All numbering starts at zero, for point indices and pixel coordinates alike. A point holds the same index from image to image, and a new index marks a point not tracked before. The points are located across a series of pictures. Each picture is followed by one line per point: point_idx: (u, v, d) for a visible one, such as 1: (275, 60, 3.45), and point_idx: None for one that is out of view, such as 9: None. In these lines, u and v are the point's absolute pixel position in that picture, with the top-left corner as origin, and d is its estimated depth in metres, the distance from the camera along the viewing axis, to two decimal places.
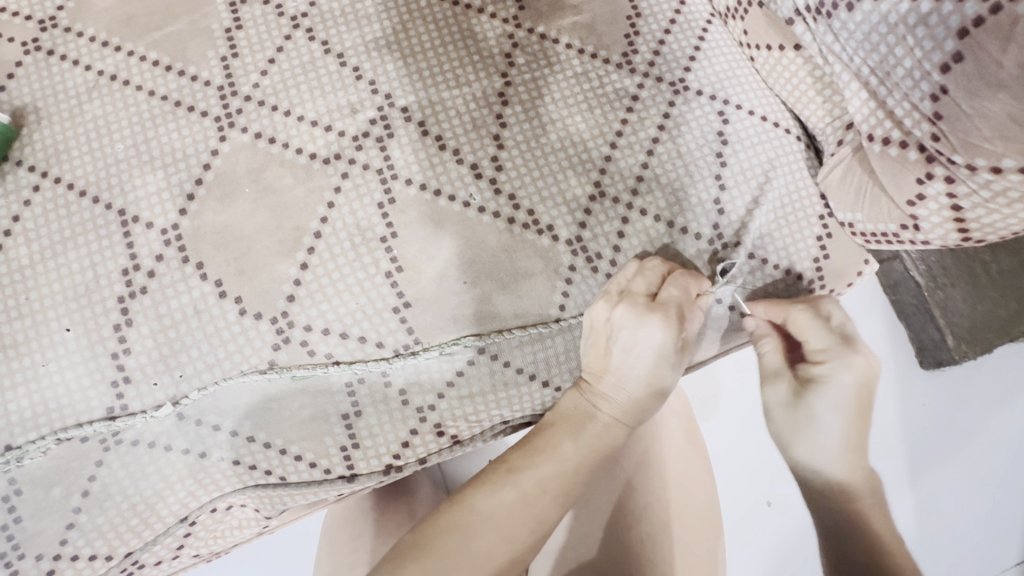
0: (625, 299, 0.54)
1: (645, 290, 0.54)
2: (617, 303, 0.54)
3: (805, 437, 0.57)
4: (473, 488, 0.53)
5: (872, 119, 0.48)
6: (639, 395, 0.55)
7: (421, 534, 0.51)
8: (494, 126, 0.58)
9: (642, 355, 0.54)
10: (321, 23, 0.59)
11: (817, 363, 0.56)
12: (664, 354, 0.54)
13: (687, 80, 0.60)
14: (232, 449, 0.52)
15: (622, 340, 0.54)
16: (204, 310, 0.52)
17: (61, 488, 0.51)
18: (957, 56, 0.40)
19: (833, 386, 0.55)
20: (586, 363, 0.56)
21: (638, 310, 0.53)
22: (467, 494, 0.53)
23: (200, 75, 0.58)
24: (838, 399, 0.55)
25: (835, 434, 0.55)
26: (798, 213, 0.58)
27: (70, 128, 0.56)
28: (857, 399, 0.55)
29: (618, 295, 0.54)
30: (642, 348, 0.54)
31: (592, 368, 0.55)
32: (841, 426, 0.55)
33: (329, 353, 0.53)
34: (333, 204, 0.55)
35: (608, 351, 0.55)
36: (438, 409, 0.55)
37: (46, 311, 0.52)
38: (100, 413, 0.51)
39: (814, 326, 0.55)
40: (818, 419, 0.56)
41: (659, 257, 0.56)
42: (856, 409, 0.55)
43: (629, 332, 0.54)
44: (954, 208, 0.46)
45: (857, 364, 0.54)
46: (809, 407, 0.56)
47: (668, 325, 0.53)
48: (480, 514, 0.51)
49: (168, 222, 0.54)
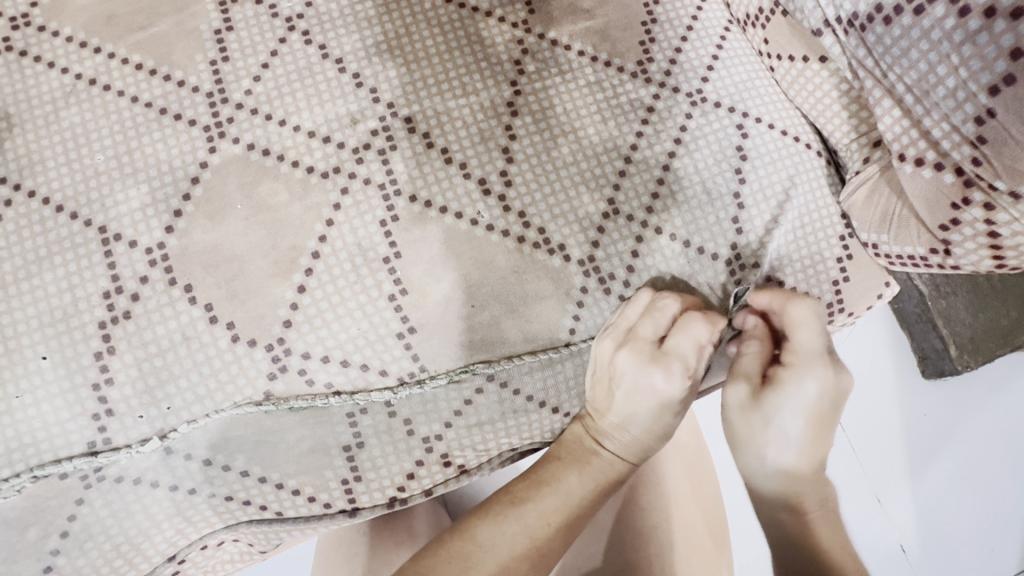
0: (632, 342, 0.52)
1: (653, 334, 0.52)
2: (623, 345, 0.53)
3: (760, 444, 0.54)
4: (478, 519, 0.51)
5: (905, 138, 0.45)
6: (642, 437, 0.55)
7: (422, 566, 0.49)
8: (503, 139, 0.55)
9: (647, 401, 0.53)
10: (318, 25, 0.55)
11: (785, 367, 0.54)
12: (668, 403, 0.53)
13: (705, 91, 0.57)
14: (224, 485, 0.49)
15: (625, 385, 0.53)
16: (193, 336, 0.49)
17: (37, 529, 0.47)
18: (1008, 78, 0.37)
19: (797, 394, 0.53)
20: (592, 398, 0.55)
21: (644, 356, 0.52)
22: (471, 523, 0.51)
23: (187, 80, 0.53)
24: (801, 406, 0.53)
25: (790, 445, 0.53)
26: (818, 233, 0.56)
27: (46, 137, 0.52)
28: (818, 410, 0.53)
29: (626, 335, 0.53)
30: (644, 395, 0.53)
31: (597, 404, 0.54)
32: (798, 433, 0.53)
33: (329, 382, 0.50)
34: (332, 221, 0.51)
35: (612, 392, 0.54)
36: (445, 439, 0.52)
37: (20, 338, 0.48)
38: (81, 448, 0.47)
39: (812, 324, 0.52)
40: (773, 424, 0.54)
41: (671, 292, 0.53)
42: (813, 423, 0.53)
43: (632, 378, 0.53)
44: (992, 234, 0.44)
45: (826, 379, 0.53)
46: (766, 412, 0.54)
47: (669, 376, 0.52)
48: (484, 545, 0.49)
49: (154, 241, 0.50)
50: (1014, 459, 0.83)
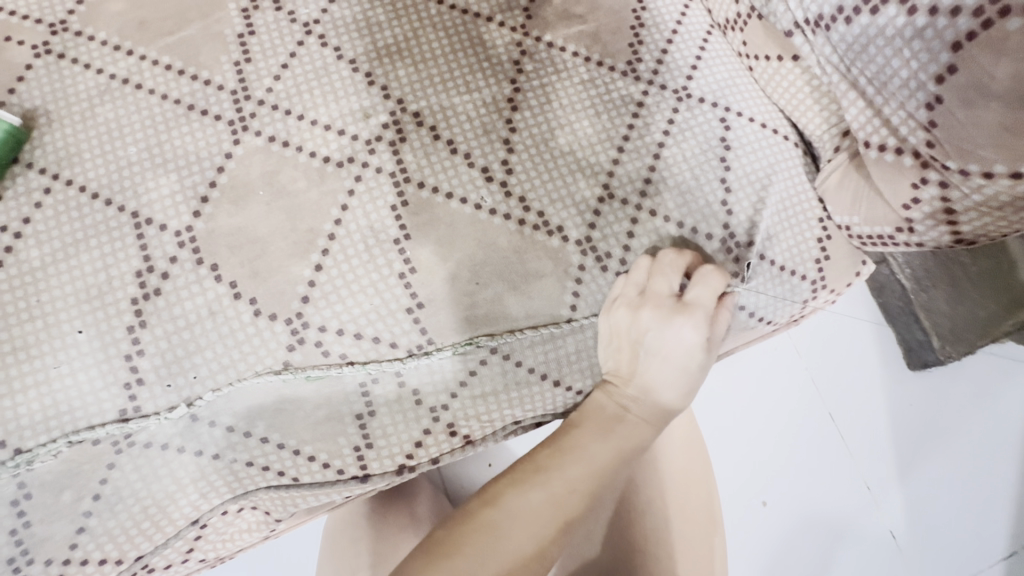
0: (652, 301, 0.56)
1: (671, 292, 0.56)
2: (643, 307, 0.56)
3: None
4: (505, 488, 0.53)
5: (869, 127, 0.50)
6: (661, 395, 0.57)
7: (452, 534, 0.50)
8: (504, 131, 0.60)
9: (669, 356, 0.57)
10: (334, 29, 0.60)
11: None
12: (690, 356, 0.57)
13: (690, 88, 0.62)
14: (245, 451, 0.53)
15: (649, 342, 0.57)
16: (219, 311, 0.53)
17: (71, 492, 0.50)
18: (951, 68, 0.42)
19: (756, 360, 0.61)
20: (612, 364, 0.58)
21: (666, 313, 0.56)
22: (499, 493, 0.53)
23: (213, 79, 0.58)
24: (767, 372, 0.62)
25: None
26: (799, 214, 0.60)
27: (82, 131, 0.56)
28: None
29: (640, 297, 0.56)
30: (667, 350, 0.57)
31: (618, 368, 0.58)
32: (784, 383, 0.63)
33: (344, 354, 0.54)
34: (347, 206, 0.56)
35: (635, 353, 0.57)
36: (451, 408, 0.55)
37: (58, 314, 0.52)
38: (113, 415, 0.51)
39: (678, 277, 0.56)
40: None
41: (673, 250, 0.57)
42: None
43: (656, 334, 0.56)
44: (948, 211, 0.48)
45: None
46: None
47: (696, 327, 0.56)
48: (509, 513, 0.51)
49: (182, 224, 0.54)
50: (1004, 457, 0.86)
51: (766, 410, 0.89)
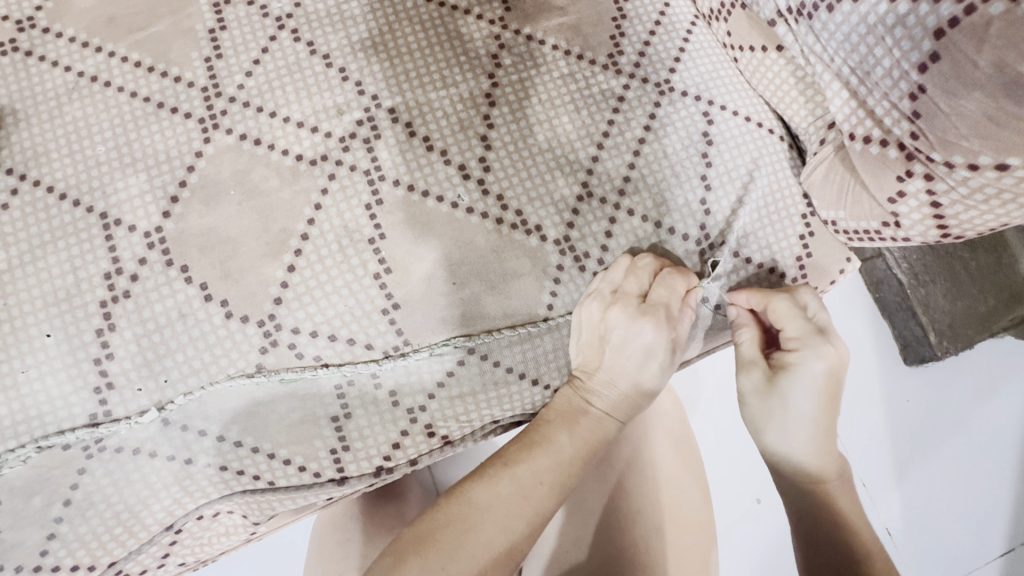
0: (619, 300, 0.55)
1: (637, 290, 0.55)
2: (610, 305, 0.55)
3: (776, 424, 0.57)
4: (474, 482, 0.54)
5: (853, 118, 0.49)
6: (628, 392, 0.57)
7: (422, 528, 0.52)
8: (481, 127, 0.58)
9: (634, 355, 0.57)
10: (307, 24, 0.59)
11: (790, 351, 0.56)
12: (653, 355, 0.56)
13: (672, 81, 0.61)
14: (219, 455, 0.52)
15: (615, 340, 0.56)
16: (189, 314, 0.52)
17: (41, 497, 0.50)
18: (934, 56, 0.41)
19: (803, 373, 0.55)
20: (580, 361, 0.58)
21: (631, 312, 0.55)
22: (466, 487, 0.54)
23: (183, 76, 0.57)
24: (810, 384, 0.55)
25: (805, 425, 0.56)
26: (781, 212, 0.59)
27: (50, 130, 0.55)
28: (828, 387, 0.55)
29: (611, 296, 0.56)
30: (632, 346, 0.56)
31: (586, 364, 0.57)
32: (813, 411, 0.55)
33: (317, 356, 0.53)
34: (320, 206, 0.55)
35: (601, 350, 0.57)
36: (429, 410, 0.54)
37: (26, 318, 0.51)
38: (83, 419, 0.50)
39: (640, 280, 0.55)
40: (788, 405, 0.56)
41: (652, 254, 0.57)
42: (825, 398, 0.55)
43: (621, 332, 0.56)
44: (934, 205, 0.47)
45: (830, 356, 0.55)
46: (782, 394, 0.56)
47: (658, 327, 0.56)
48: (479, 506, 0.52)
49: (152, 225, 0.53)
50: (1005, 452, 0.84)
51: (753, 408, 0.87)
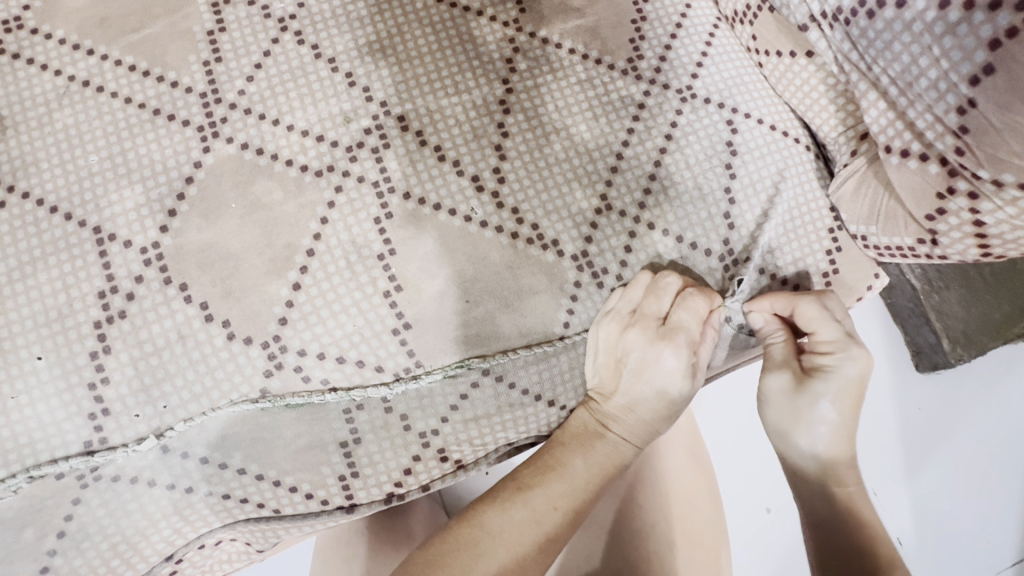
0: (638, 322, 0.53)
1: (657, 312, 0.53)
2: (629, 326, 0.53)
3: (802, 427, 0.55)
4: (486, 506, 0.51)
5: (891, 130, 0.46)
6: (646, 417, 0.55)
7: (432, 553, 0.49)
8: (495, 136, 0.55)
9: (652, 379, 0.55)
10: (311, 25, 0.56)
11: (823, 354, 0.54)
12: (672, 380, 0.54)
13: (695, 87, 0.58)
14: (222, 483, 0.49)
15: (632, 363, 0.54)
16: (189, 335, 0.49)
17: (33, 530, 0.47)
18: (988, 68, 0.38)
19: (838, 377, 0.53)
20: (597, 381, 0.56)
21: (649, 334, 0.53)
22: (478, 511, 0.51)
23: (181, 81, 0.54)
24: (842, 387, 0.53)
25: (831, 428, 0.54)
26: (808, 226, 0.57)
27: (40, 139, 0.52)
28: (858, 391, 0.54)
29: (630, 316, 0.54)
30: (651, 370, 0.54)
31: (602, 387, 0.56)
32: (841, 414, 0.54)
33: (325, 379, 0.50)
34: (326, 219, 0.52)
35: (617, 372, 0.55)
36: (441, 434, 0.52)
37: (15, 339, 0.48)
38: (77, 447, 0.48)
39: (661, 300, 0.53)
40: (818, 407, 0.54)
41: (675, 272, 0.54)
42: (855, 401, 0.54)
43: (639, 355, 0.54)
44: (976, 223, 0.44)
45: (864, 359, 0.53)
46: (812, 395, 0.54)
47: (678, 352, 0.53)
48: (491, 531, 0.50)
49: (148, 240, 0.50)
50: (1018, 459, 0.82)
51: None
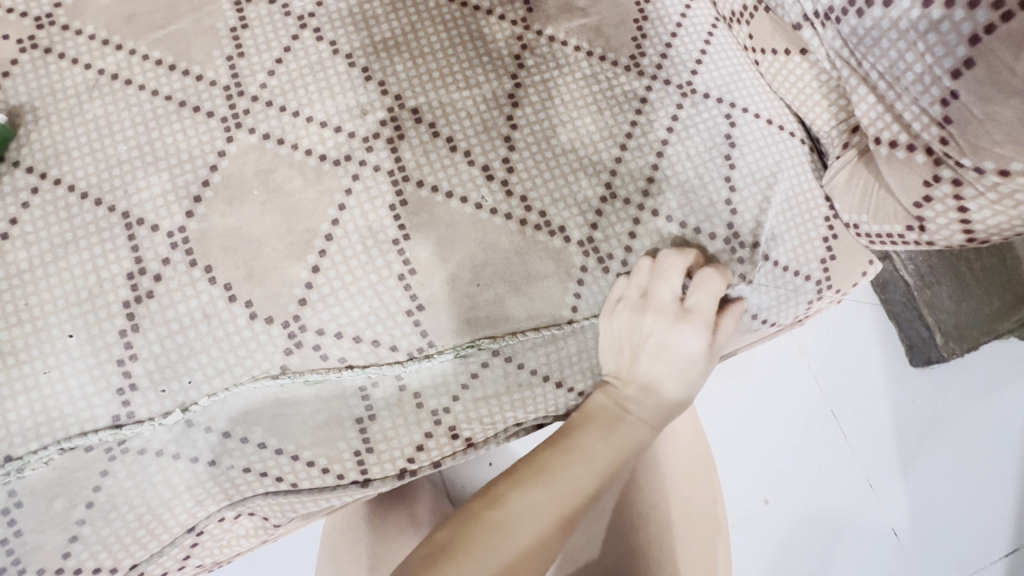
0: (652, 305, 0.55)
1: (670, 294, 0.55)
2: (644, 310, 0.55)
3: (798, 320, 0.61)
4: (507, 489, 0.52)
5: (880, 122, 0.49)
6: (667, 396, 0.57)
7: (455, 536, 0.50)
8: (505, 128, 0.58)
9: (674, 359, 0.56)
10: (329, 23, 0.58)
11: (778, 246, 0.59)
12: (694, 357, 0.56)
13: (694, 83, 0.61)
14: (243, 457, 0.51)
15: (650, 346, 0.56)
16: (213, 315, 0.51)
17: (63, 500, 0.49)
18: (969, 62, 0.41)
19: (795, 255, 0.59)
20: (614, 366, 0.57)
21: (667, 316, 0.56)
22: (499, 494, 0.52)
23: (205, 74, 0.56)
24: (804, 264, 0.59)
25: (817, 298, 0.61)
26: (803, 216, 0.59)
27: (71, 128, 0.55)
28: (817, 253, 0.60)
29: (642, 301, 0.56)
30: (671, 352, 0.56)
31: (620, 371, 0.57)
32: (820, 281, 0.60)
33: (342, 357, 0.53)
34: (344, 206, 0.54)
35: (637, 356, 0.56)
36: (453, 411, 0.54)
37: (48, 318, 0.50)
38: (106, 421, 0.50)
39: (670, 283, 0.55)
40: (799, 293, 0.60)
41: (675, 253, 0.56)
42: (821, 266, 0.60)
43: (659, 338, 0.56)
44: (961, 209, 0.46)
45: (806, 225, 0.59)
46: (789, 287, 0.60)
47: (698, 331, 0.55)
48: (513, 513, 0.51)
49: (175, 225, 0.53)
50: (1008, 450, 0.83)
51: (766, 401, 0.86)
